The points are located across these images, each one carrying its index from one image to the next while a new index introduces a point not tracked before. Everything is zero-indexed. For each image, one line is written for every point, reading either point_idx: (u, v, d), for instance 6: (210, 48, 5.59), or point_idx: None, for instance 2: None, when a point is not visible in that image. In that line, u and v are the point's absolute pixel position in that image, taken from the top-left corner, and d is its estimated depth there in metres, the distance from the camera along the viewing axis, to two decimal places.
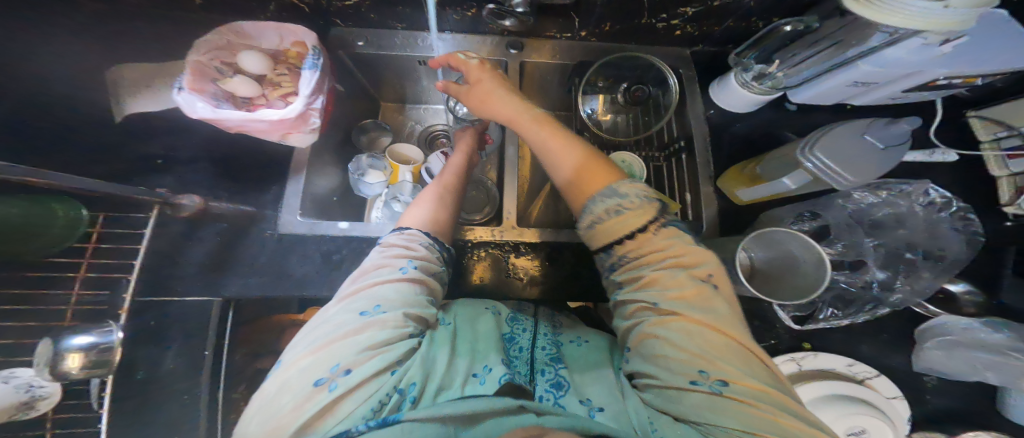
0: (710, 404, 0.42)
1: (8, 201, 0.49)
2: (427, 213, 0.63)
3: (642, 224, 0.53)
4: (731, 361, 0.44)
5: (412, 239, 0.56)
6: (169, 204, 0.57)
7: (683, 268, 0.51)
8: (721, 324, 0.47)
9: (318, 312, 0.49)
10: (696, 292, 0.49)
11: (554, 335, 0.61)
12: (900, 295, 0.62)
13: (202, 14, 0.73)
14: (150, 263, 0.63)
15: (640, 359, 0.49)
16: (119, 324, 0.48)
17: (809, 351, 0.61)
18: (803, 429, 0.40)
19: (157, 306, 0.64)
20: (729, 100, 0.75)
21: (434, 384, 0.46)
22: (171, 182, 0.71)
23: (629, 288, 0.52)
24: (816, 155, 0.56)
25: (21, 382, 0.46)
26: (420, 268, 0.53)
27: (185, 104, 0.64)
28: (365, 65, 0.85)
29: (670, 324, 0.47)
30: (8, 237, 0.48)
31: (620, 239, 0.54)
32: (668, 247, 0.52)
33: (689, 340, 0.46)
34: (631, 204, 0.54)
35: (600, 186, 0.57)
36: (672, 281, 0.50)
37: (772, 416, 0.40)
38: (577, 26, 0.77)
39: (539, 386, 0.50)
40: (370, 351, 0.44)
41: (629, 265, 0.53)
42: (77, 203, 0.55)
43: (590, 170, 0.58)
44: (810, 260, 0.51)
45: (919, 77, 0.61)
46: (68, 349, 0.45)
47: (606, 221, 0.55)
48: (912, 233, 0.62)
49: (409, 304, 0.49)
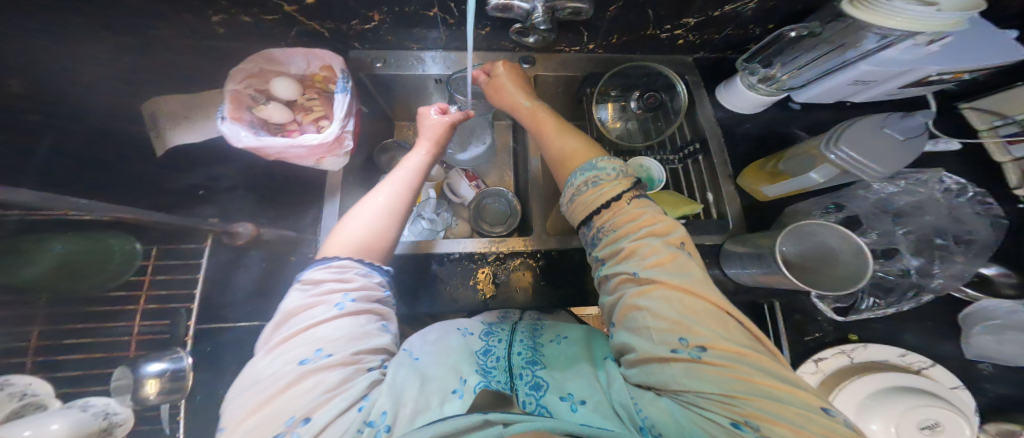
0: (689, 372, 0.40)
1: (68, 240, 0.53)
2: (360, 238, 0.51)
3: (618, 193, 0.52)
4: (709, 324, 0.42)
5: (343, 271, 0.47)
6: (227, 233, 0.62)
7: (658, 236, 0.49)
8: (697, 288, 0.44)
9: (243, 368, 0.42)
10: (672, 258, 0.47)
11: (533, 339, 0.59)
12: (940, 281, 0.65)
13: (206, 44, 0.69)
14: (206, 291, 0.71)
15: (623, 332, 0.46)
16: (186, 351, 0.55)
17: (859, 343, 0.66)
18: (780, 387, 0.38)
19: (213, 333, 0.71)
20: (736, 101, 0.77)
21: (408, 408, 0.41)
22: (215, 210, 0.77)
23: (611, 261, 0.50)
24: (839, 149, 0.61)
25: (98, 411, 0.50)
26: (359, 300, 0.46)
27: (230, 133, 0.67)
28: (384, 85, 0.83)
29: (649, 293, 0.45)
30: (65, 273, 0.52)
31: (597, 209, 0.53)
32: (642, 214, 0.51)
33: (666, 308, 0.43)
34: (607, 176, 0.54)
35: (579, 163, 0.57)
36: (649, 250, 0.47)
37: (749, 378, 0.39)
38: (586, 40, 0.78)
39: (520, 391, 0.48)
40: (327, 393, 0.39)
41: (609, 234, 0.52)
42: (130, 238, 0.60)
43: (568, 149, 0.59)
44: (848, 252, 0.56)
45: (913, 75, 0.62)
46: (146, 376, 0.51)
47: (592, 186, 0.53)
48: (937, 218, 0.65)
49: (357, 339, 0.44)
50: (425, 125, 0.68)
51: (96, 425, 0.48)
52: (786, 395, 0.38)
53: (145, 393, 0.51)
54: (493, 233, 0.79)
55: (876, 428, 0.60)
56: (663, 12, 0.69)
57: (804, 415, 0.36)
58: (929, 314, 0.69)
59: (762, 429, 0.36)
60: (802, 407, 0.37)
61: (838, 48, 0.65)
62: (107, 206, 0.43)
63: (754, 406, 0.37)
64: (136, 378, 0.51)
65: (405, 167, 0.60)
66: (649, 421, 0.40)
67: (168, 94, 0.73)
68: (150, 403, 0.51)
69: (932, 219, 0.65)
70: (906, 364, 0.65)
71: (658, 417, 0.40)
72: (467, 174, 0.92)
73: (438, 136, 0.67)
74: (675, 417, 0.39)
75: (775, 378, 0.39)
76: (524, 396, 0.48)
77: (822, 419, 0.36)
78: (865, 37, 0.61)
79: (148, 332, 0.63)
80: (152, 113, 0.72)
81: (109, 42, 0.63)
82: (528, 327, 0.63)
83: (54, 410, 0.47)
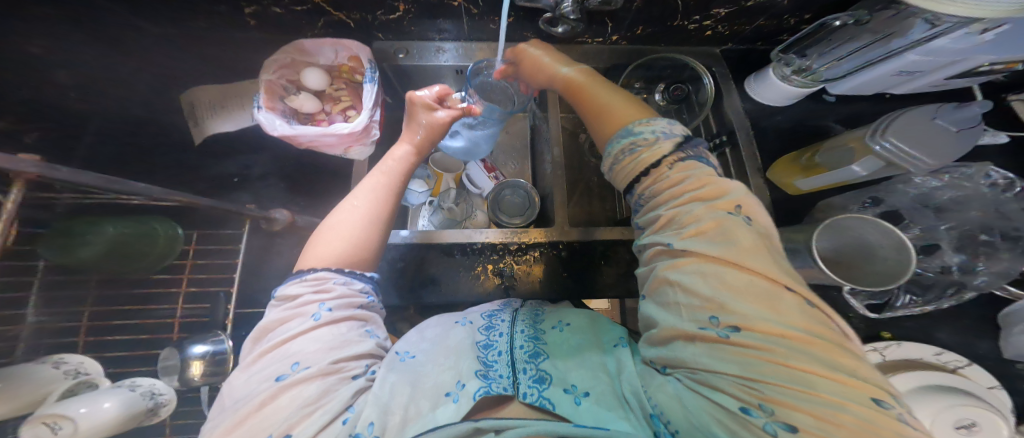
0: (712, 352, 0.37)
1: (122, 223, 0.58)
2: (338, 251, 0.49)
3: (653, 162, 0.45)
4: (752, 303, 0.35)
5: (320, 283, 0.46)
6: (266, 219, 0.64)
7: (702, 202, 0.41)
8: (743, 259, 0.36)
9: (221, 389, 0.41)
10: (716, 225, 0.39)
11: (534, 326, 0.57)
12: (984, 277, 0.63)
13: (230, 35, 0.69)
14: (242, 276, 0.76)
15: (651, 305, 0.43)
16: (227, 334, 0.56)
17: (892, 341, 0.64)
18: (822, 372, 0.32)
19: (249, 318, 0.75)
20: (767, 93, 0.74)
21: (397, 417, 0.41)
22: (249, 197, 0.85)
23: (649, 231, 0.45)
24: (886, 140, 0.59)
25: (144, 390, 0.53)
26: (338, 308, 0.44)
27: (265, 122, 0.69)
28: (405, 77, 0.82)
29: (683, 268, 0.39)
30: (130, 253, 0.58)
31: (637, 178, 0.46)
32: (687, 180, 0.42)
33: (693, 283, 0.37)
34: (645, 142, 0.46)
35: (616, 128, 0.50)
36: (688, 217, 0.41)
37: (786, 363, 0.33)
38: (609, 31, 0.76)
39: (521, 384, 0.46)
40: (309, 408, 0.38)
41: (651, 202, 0.45)
42: (174, 223, 0.64)
43: (608, 115, 0.52)
44: (888, 247, 0.55)
45: (963, 65, 0.59)
46: (192, 358, 0.54)
47: (625, 158, 0.47)
48: (982, 214, 0.62)
49: (338, 348, 0.42)
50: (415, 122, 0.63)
51: (144, 404, 0.51)
52: (835, 385, 0.32)
53: (191, 374, 0.53)
54: (511, 224, 0.77)
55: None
56: (692, 3, 0.67)
57: (839, 405, 0.31)
58: (966, 312, 0.68)
59: (776, 413, 0.32)
60: (852, 402, 0.31)
61: (881, 38, 0.62)
62: (162, 189, 0.44)
63: (776, 391, 0.33)
64: (184, 358, 0.54)
65: (379, 170, 0.57)
66: (658, 408, 0.40)
67: (203, 86, 0.74)
68: (196, 383, 0.54)
69: (977, 215, 0.63)
70: (941, 363, 0.63)
71: (667, 406, 0.39)
72: (484, 165, 0.89)
73: (424, 135, 0.62)
74: (683, 404, 0.37)
75: (823, 366, 0.32)
76: (525, 388, 0.45)
77: (867, 411, 0.30)
78: (913, 25, 0.58)
79: (189, 316, 0.67)
80: (191, 104, 0.74)
81: (145, 35, 0.65)
82: (528, 313, 0.61)
83: (105, 389, 0.49)
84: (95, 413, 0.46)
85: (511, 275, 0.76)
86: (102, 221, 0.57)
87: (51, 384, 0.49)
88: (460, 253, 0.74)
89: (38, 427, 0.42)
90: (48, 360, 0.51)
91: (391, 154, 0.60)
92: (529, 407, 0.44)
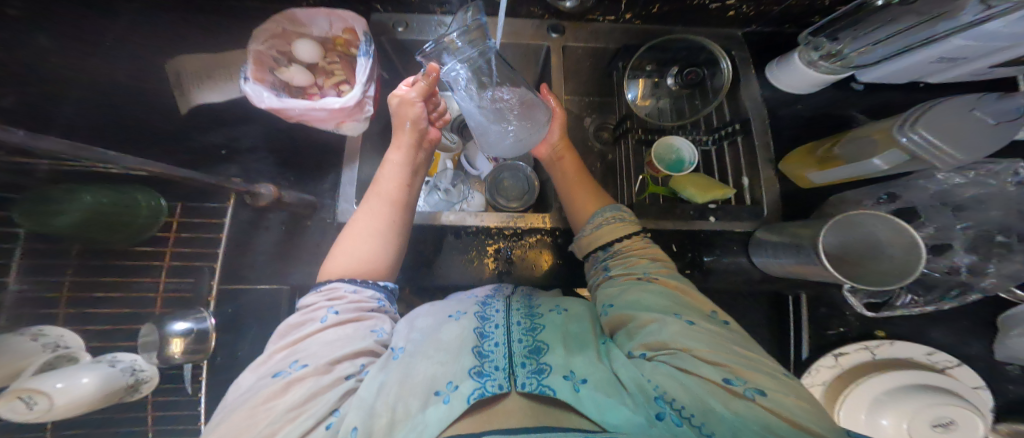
0: (686, 334, 0.43)
1: (98, 191, 0.55)
2: (353, 265, 0.53)
3: (625, 233, 0.58)
4: (697, 310, 0.47)
5: (332, 292, 0.50)
6: (249, 194, 0.61)
7: (660, 260, 0.55)
8: (689, 288, 0.51)
9: (228, 387, 0.42)
10: (670, 271, 0.54)
11: (531, 316, 0.51)
12: (992, 280, 0.61)
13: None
14: (230, 253, 0.75)
15: (623, 308, 0.49)
16: (209, 312, 0.54)
17: (886, 340, 0.66)
18: (757, 355, 0.42)
19: (236, 295, 0.75)
20: (791, 80, 0.70)
21: (383, 420, 0.37)
22: (238, 171, 0.78)
23: (619, 268, 0.55)
24: (914, 132, 0.55)
25: (127, 366, 0.51)
26: (344, 311, 0.47)
27: (252, 94, 0.65)
28: (403, 52, 0.77)
29: (653, 286, 0.50)
30: (109, 224, 0.56)
31: (618, 238, 0.58)
32: (651, 247, 0.57)
33: (658, 296, 0.48)
34: (625, 216, 0.61)
35: (595, 208, 0.64)
36: (653, 263, 0.54)
37: (735, 346, 0.43)
38: (623, 8, 0.72)
39: (519, 376, 0.41)
40: (294, 411, 0.37)
41: (623, 253, 0.57)
42: (156, 194, 0.61)
43: (590, 190, 0.65)
44: (901, 247, 0.53)
45: (1011, 52, 0.52)
46: (172, 334, 0.52)
47: (603, 226, 0.59)
48: (1004, 214, 0.58)
49: (339, 347, 0.44)
50: (402, 115, 0.61)
51: (124, 381, 0.50)
52: (766, 362, 0.42)
53: (172, 352, 0.52)
54: (508, 207, 0.75)
55: (886, 423, 0.60)
56: None
57: (777, 373, 0.40)
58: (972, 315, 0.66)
59: (749, 382, 0.38)
60: (782, 374, 0.40)
61: (926, 21, 0.54)
62: (136, 159, 0.42)
63: (742, 365, 0.40)
64: (164, 334, 0.52)
65: (377, 193, 0.58)
66: (660, 390, 0.38)
67: (191, 54, 0.70)
68: (173, 361, 0.52)
69: (996, 215, 0.59)
70: (930, 363, 0.65)
71: (668, 385, 0.38)
72: None
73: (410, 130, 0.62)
74: (684, 385, 0.38)
75: (756, 352, 0.43)
76: (524, 379, 0.40)
77: (794, 383, 0.40)
78: (966, 5, 0.50)
79: (174, 291, 0.66)
80: (177, 72, 0.70)
81: None
82: (523, 302, 0.56)
83: (84, 363, 0.49)
84: (73, 387, 0.45)
85: (507, 259, 0.73)
86: (83, 188, 0.54)
87: (30, 356, 0.48)
88: (453, 237, 0.72)
89: (10, 401, 0.42)
90: (27, 332, 0.50)
91: (387, 161, 0.60)
92: (527, 398, 0.39)
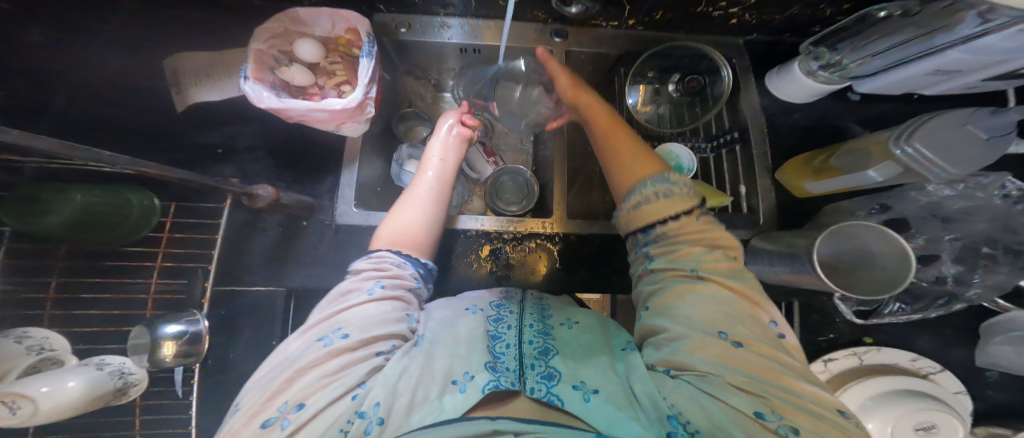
0: (719, 357, 0.41)
1: (89, 190, 0.54)
2: (414, 224, 0.53)
3: (677, 211, 0.51)
4: (748, 325, 0.43)
5: (381, 261, 0.49)
6: (246, 195, 0.59)
7: (717, 248, 0.50)
8: (747, 290, 0.46)
9: (277, 346, 0.42)
10: (728, 266, 0.49)
11: (542, 321, 0.52)
12: (977, 290, 0.63)
13: None
14: (224, 253, 0.74)
15: (656, 316, 0.47)
16: (202, 314, 0.52)
17: (873, 346, 0.67)
18: (805, 386, 0.39)
19: (230, 296, 0.73)
20: (789, 90, 0.72)
21: (402, 402, 0.37)
22: (233, 170, 0.77)
23: (663, 258, 0.50)
24: (909, 145, 0.56)
25: (114, 369, 0.50)
26: (389, 287, 0.47)
27: (252, 93, 0.63)
28: (406, 53, 0.77)
29: (700, 290, 0.46)
30: (94, 223, 0.55)
31: (665, 218, 0.51)
32: (707, 230, 0.51)
33: (705, 301, 0.45)
34: (680, 191, 0.52)
35: (646, 173, 0.55)
36: (707, 256, 0.49)
37: (778, 375, 0.39)
38: (626, 14, 0.71)
39: (529, 380, 0.41)
40: (327, 379, 0.37)
41: (670, 238, 0.51)
42: (148, 192, 0.60)
43: (634, 154, 0.57)
44: (891, 255, 0.54)
45: (1003, 66, 0.54)
46: (164, 337, 0.50)
47: (645, 204, 0.53)
48: (990, 226, 0.60)
49: (378, 324, 0.43)
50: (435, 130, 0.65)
51: (113, 384, 0.49)
52: (810, 393, 0.39)
53: (161, 355, 0.50)
54: (507, 211, 0.74)
55: (871, 427, 0.63)
56: None
57: (823, 412, 0.37)
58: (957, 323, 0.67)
59: (785, 419, 0.36)
60: (827, 409, 0.37)
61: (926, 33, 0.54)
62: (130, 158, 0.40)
63: (781, 399, 0.38)
64: (153, 337, 0.50)
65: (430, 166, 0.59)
66: (676, 409, 0.38)
67: (192, 52, 0.69)
68: (165, 363, 0.51)
69: (983, 227, 0.60)
70: (914, 368, 0.67)
71: (686, 407, 0.37)
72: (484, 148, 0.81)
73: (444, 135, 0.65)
74: (706, 409, 0.37)
75: (806, 381, 0.40)
76: (534, 383, 0.41)
77: (843, 421, 0.36)
78: (963, 20, 0.50)
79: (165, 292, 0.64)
80: (175, 70, 0.69)
81: None
82: (536, 306, 0.57)
83: (71, 367, 0.47)
84: (59, 391, 0.44)
85: (506, 262, 0.73)
86: (73, 187, 0.54)
87: (14, 359, 0.46)
88: (453, 240, 0.72)
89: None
90: (10, 333, 0.48)
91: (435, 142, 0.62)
92: (534, 402, 0.39)
